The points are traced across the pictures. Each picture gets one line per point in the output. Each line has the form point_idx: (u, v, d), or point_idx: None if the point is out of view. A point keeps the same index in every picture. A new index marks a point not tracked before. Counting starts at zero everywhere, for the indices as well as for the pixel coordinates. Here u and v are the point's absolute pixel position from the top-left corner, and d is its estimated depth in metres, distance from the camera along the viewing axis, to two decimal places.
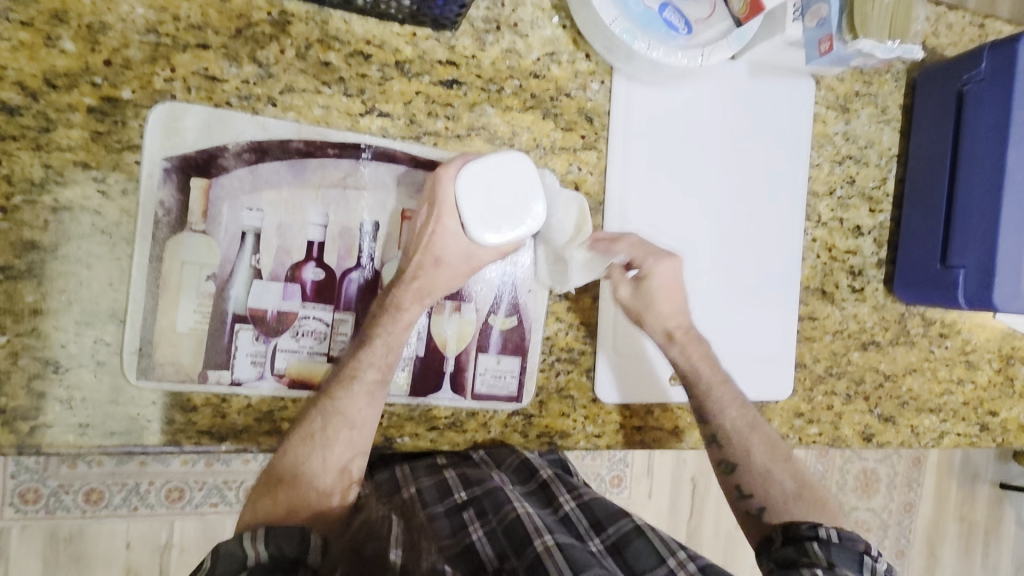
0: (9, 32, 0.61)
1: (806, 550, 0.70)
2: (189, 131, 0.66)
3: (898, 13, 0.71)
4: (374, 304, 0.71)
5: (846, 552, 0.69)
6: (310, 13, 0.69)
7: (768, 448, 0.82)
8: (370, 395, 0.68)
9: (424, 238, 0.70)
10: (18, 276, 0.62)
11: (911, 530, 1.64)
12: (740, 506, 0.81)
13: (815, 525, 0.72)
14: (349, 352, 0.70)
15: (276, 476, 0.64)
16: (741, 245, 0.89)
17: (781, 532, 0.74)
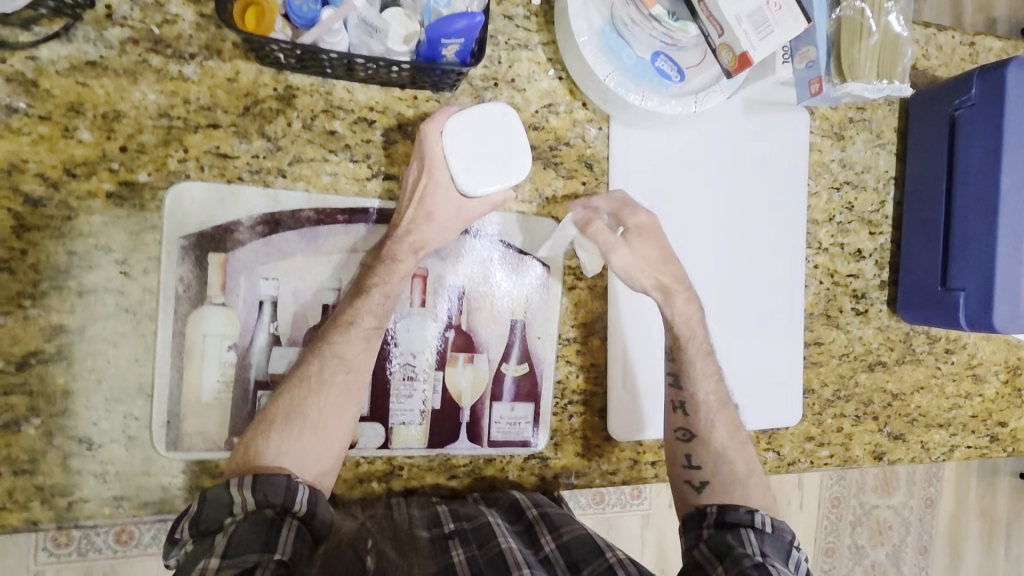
0: (29, 127, 0.63)
1: (742, 540, 0.74)
2: (204, 208, 0.68)
3: (885, 54, 0.72)
4: (370, 256, 0.73)
5: (776, 543, 0.75)
6: (314, 84, 0.71)
7: (728, 427, 0.82)
8: (365, 341, 0.70)
9: (416, 192, 0.71)
10: (50, 359, 0.65)
11: (933, 526, 1.60)
12: (683, 474, 0.82)
13: (752, 510, 0.77)
14: (346, 300, 0.71)
15: (271, 414, 0.67)
16: (745, 272, 0.90)
17: (716, 518, 0.77)
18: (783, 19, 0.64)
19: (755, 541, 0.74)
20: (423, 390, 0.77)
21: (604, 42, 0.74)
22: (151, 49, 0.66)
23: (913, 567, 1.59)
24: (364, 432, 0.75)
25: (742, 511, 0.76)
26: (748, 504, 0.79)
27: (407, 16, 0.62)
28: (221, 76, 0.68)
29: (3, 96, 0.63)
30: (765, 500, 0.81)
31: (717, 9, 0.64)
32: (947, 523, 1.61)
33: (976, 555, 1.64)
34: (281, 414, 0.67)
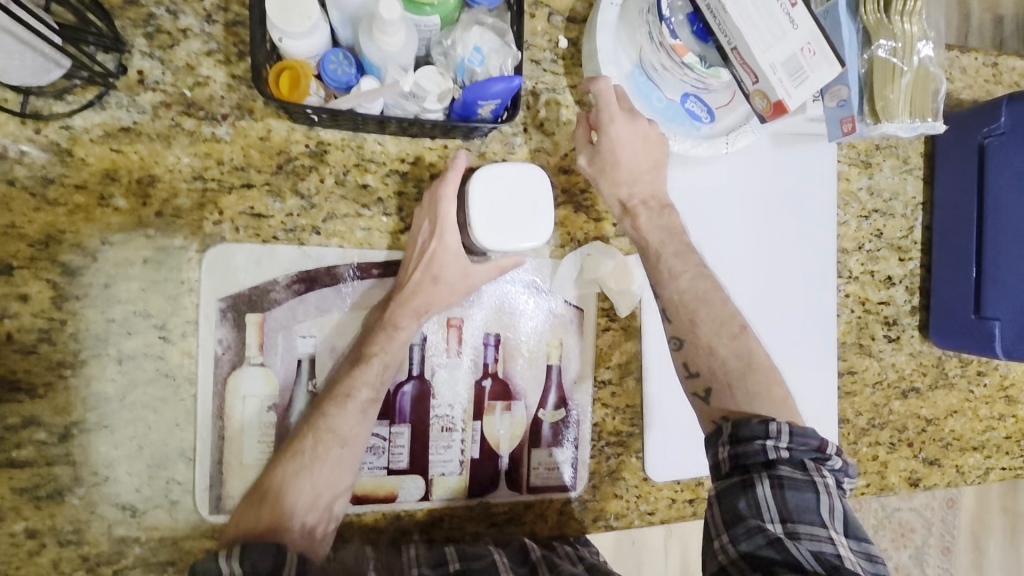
0: (64, 197, 0.63)
1: (758, 501, 0.63)
2: (240, 268, 0.68)
3: (917, 92, 0.71)
4: (374, 318, 0.71)
5: (800, 491, 0.63)
6: (345, 139, 0.71)
7: (715, 324, 0.74)
8: (362, 413, 0.67)
9: (425, 254, 0.70)
10: (91, 428, 0.65)
11: (956, 526, 1.31)
12: (688, 386, 0.75)
13: (767, 420, 0.66)
14: (344, 369, 0.69)
15: (263, 490, 0.64)
16: (783, 304, 0.90)
17: (729, 451, 0.67)
18: (817, 66, 0.63)
19: (774, 500, 0.63)
20: (461, 440, 0.76)
21: (634, 86, 0.74)
22: (183, 112, 0.66)
23: (938, 570, 1.34)
24: (404, 485, 0.75)
25: (757, 446, 0.65)
26: (759, 414, 0.68)
27: (441, 74, 0.61)
28: (253, 136, 0.68)
29: (39, 168, 0.62)
30: (781, 411, 0.69)
31: (752, 58, 0.63)
32: (970, 518, 1.32)
33: (1001, 551, 1.37)
34: (273, 490, 0.64)
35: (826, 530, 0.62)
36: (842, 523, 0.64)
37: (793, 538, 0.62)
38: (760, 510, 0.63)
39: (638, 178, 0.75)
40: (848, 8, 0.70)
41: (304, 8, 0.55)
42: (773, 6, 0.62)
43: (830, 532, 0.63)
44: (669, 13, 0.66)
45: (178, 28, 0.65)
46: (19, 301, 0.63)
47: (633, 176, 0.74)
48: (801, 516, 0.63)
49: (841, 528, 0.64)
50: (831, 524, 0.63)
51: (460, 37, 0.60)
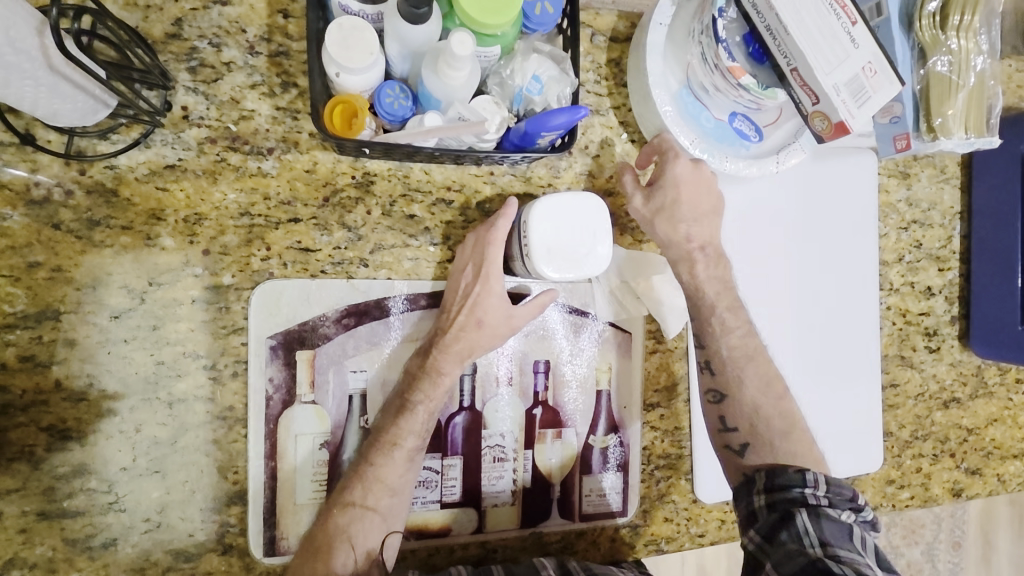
0: (111, 238, 0.61)
1: (796, 531, 0.65)
2: (290, 305, 0.66)
3: (973, 107, 0.71)
4: (415, 365, 0.68)
5: (834, 520, 0.65)
6: (391, 169, 0.69)
7: (760, 385, 0.74)
8: (410, 461, 0.66)
9: (467, 299, 0.68)
10: (143, 474, 0.63)
11: (966, 521, 1.32)
12: (720, 440, 0.75)
13: (803, 469, 0.68)
14: (387, 417, 0.67)
15: (314, 545, 0.62)
16: (834, 318, 0.89)
17: (765, 495, 0.69)
18: (878, 85, 0.63)
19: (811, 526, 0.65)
20: (513, 469, 0.75)
21: (682, 106, 0.73)
22: (229, 147, 0.64)
23: (949, 565, 1.33)
24: (458, 517, 0.73)
25: (790, 489, 0.68)
26: (797, 464, 0.70)
27: (496, 104, 0.60)
28: (299, 168, 0.66)
29: (85, 210, 0.61)
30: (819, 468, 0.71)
31: (814, 79, 0.63)
32: (978, 512, 1.32)
33: (1012, 545, 1.35)
34: (325, 545, 0.62)
35: (862, 557, 0.63)
36: (876, 554, 0.65)
37: (835, 561, 0.62)
38: (799, 535, 0.64)
39: (697, 219, 0.74)
40: (901, 23, 0.71)
41: (367, 44, 0.54)
42: (834, 25, 0.62)
43: (867, 559, 0.63)
44: (725, 35, 0.66)
45: (221, 61, 0.64)
46: (67, 347, 0.61)
47: (692, 217, 0.73)
48: (838, 543, 0.64)
49: (878, 561, 0.64)
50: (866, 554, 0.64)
51: (520, 66, 0.61)
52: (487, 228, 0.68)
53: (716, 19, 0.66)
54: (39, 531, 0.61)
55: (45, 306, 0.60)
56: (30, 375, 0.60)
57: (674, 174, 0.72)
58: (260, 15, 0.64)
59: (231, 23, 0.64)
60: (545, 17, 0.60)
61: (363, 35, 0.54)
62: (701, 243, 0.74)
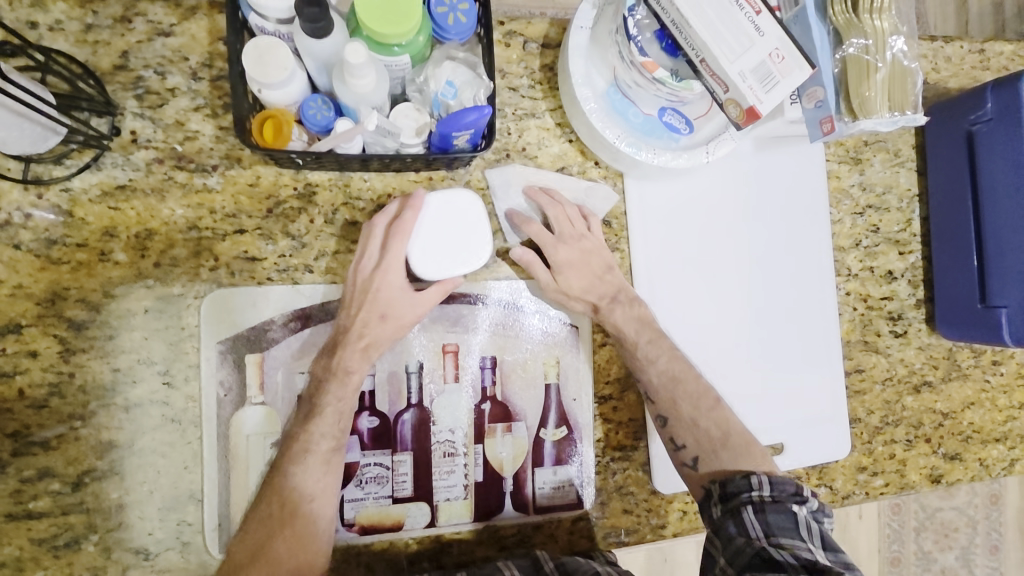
0: (67, 255, 0.66)
1: (744, 523, 0.67)
2: (237, 311, 0.70)
3: (895, 85, 0.72)
4: (320, 367, 0.70)
5: (781, 513, 0.67)
6: (332, 179, 0.73)
7: (694, 400, 0.76)
8: (327, 463, 0.67)
9: (370, 294, 0.69)
10: (103, 476, 0.67)
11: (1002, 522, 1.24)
12: (676, 459, 0.76)
13: (748, 474, 0.70)
14: (298, 427, 0.68)
15: (233, 564, 0.63)
16: (789, 303, 0.89)
17: (719, 507, 0.70)
18: (787, 70, 0.65)
19: (756, 519, 0.67)
20: (464, 464, 0.76)
21: (609, 104, 0.76)
22: (175, 166, 0.69)
23: (988, 571, 1.25)
24: (410, 512, 0.75)
25: (738, 491, 0.70)
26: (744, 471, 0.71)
27: (417, 109, 0.65)
28: (243, 183, 0.71)
29: (43, 230, 0.66)
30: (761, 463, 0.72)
31: (720, 69, 0.65)
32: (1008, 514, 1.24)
33: None
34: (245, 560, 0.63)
35: (805, 542, 0.65)
36: (820, 537, 0.65)
37: (778, 549, 0.64)
38: (746, 527, 0.66)
39: (598, 281, 0.77)
40: (817, 11, 0.73)
41: (281, 60, 0.58)
42: (737, 16, 0.64)
43: (810, 545, 0.64)
44: (636, 31, 0.69)
45: (166, 87, 0.69)
46: (29, 358, 0.66)
47: (588, 280, 0.77)
48: (782, 533, 0.65)
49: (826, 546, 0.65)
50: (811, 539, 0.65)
51: (432, 73, 0.65)
52: (397, 221, 0.68)
53: (626, 18, 0.69)
54: (7, 531, 0.65)
55: (8, 320, 0.65)
56: None
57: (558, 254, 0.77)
58: (201, 43, 0.69)
59: (174, 52, 0.69)
60: (458, 27, 0.64)
61: (276, 53, 0.58)
62: (610, 295, 0.77)
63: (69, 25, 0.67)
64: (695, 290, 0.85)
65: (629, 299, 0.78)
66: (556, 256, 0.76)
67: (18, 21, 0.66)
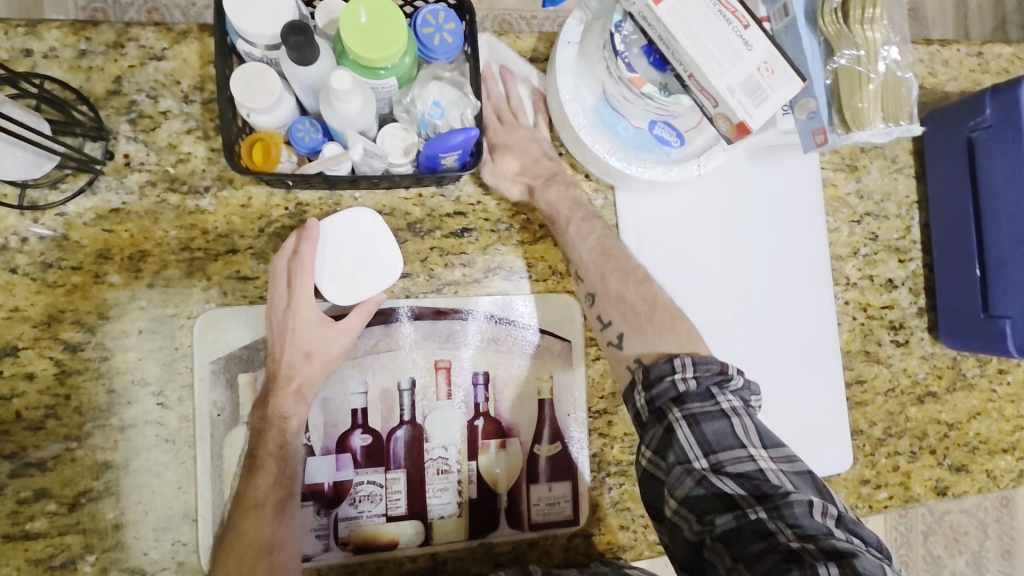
0: (63, 278, 0.67)
1: (681, 445, 0.63)
2: (230, 330, 0.71)
3: (888, 96, 0.72)
4: (257, 418, 0.69)
5: (716, 422, 0.63)
6: (322, 198, 0.73)
7: (621, 275, 0.75)
8: (281, 513, 0.67)
9: (286, 336, 0.69)
10: (99, 496, 0.68)
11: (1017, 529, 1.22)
12: (603, 339, 0.75)
13: (671, 357, 0.68)
14: (244, 481, 0.68)
15: None
16: (787, 312, 0.88)
17: (648, 404, 0.68)
18: (777, 83, 0.65)
19: (694, 438, 0.63)
20: (457, 481, 0.76)
21: (598, 118, 0.76)
22: (168, 188, 0.70)
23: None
24: (404, 530, 0.75)
25: (666, 386, 0.67)
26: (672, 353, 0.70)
27: (405, 130, 0.65)
28: (234, 203, 0.71)
29: (39, 254, 0.67)
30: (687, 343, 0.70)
31: (709, 84, 0.65)
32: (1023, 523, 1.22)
33: None
34: None
35: (745, 450, 0.62)
36: (759, 436, 0.64)
37: (718, 468, 0.62)
38: (684, 452, 0.63)
39: (535, 163, 0.78)
40: (807, 21, 0.72)
41: (268, 85, 0.60)
42: (725, 30, 0.65)
43: (751, 450, 0.63)
44: (623, 47, 0.69)
45: (158, 111, 0.70)
46: (26, 380, 0.66)
47: (522, 162, 0.78)
48: (720, 444, 0.63)
49: (762, 442, 0.64)
50: (750, 442, 0.63)
51: (419, 94, 0.66)
52: (297, 256, 0.68)
53: (613, 34, 0.69)
54: (5, 552, 0.66)
55: (5, 343, 0.66)
56: None
57: (499, 140, 0.77)
58: (193, 67, 0.70)
59: (166, 76, 0.70)
60: (445, 46, 0.64)
61: (263, 79, 0.59)
62: (544, 176, 0.78)
63: (63, 52, 0.68)
64: (691, 299, 0.85)
65: (564, 180, 0.78)
66: (496, 139, 0.77)
67: (14, 49, 0.67)
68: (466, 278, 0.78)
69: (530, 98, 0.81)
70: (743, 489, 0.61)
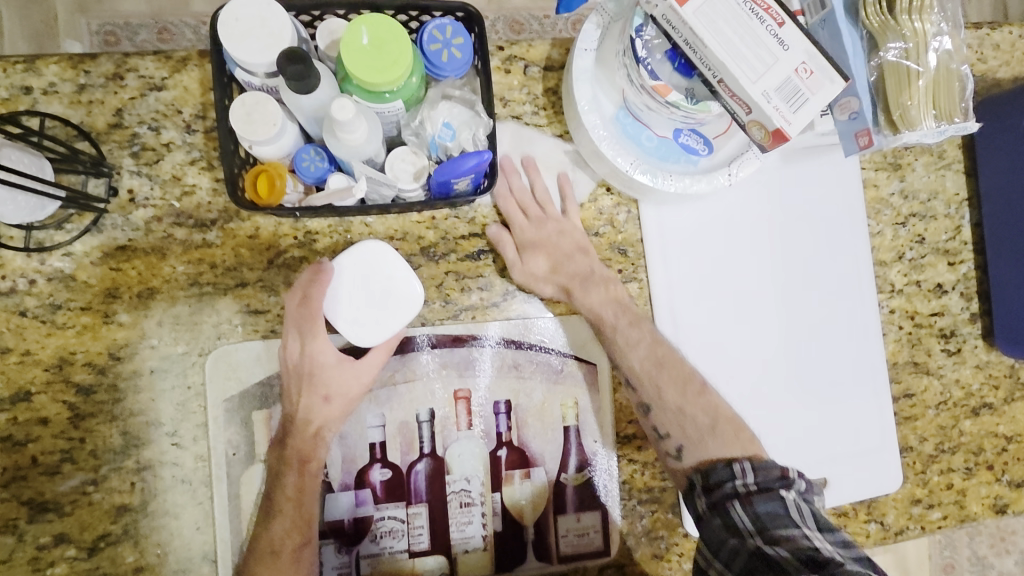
0: (72, 319, 0.66)
1: (734, 524, 0.62)
2: (243, 366, 0.68)
3: (941, 91, 0.66)
4: (274, 459, 0.68)
5: (772, 502, 0.62)
6: (332, 225, 0.70)
7: (681, 388, 0.71)
8: (297, 561, 0.66)
9: (304, 378, 0.68)
10: (118, 540, 0.66)
11: None
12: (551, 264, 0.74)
13: (730, 462, 0.66)
14: (259, 528, 0.67)
15: None
16: (827, 325, 0.83)
17: (704, 501, 0.66)
18: (816, 85, 0.60)
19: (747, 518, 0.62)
20: (481, 513, 0.73)
21: (619, 129, 0.71)
22: (174, 223, 0.68)
23: None
24: (428, 566, 0.72)
25: (726, 491, 0.65)
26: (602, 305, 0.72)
27: (414, 153, 0.62)
28: (242, 235, 0.69)
29: (47, 296, 0.66)
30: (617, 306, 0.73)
31: (741, 90, 0.60)
32: None
33: None
34: None
35: (800, 529, 0.60)
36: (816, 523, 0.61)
37: (773, 546, 0.59)
38: (738, 527, 0.62)
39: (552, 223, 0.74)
40: (847, 14, 0.67)
41: (268, 115, 0.57)
42: (757, 30, 0.59)
43: (806, 530, 0.60)
44: (645, 53, 0.64)
45: (161, 142, 0.67)
46: (40, 425, 0.65)
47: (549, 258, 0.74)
48: (775, 523, 0.61)
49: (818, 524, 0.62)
50: (806, 523, 0.61)
51: (429, 116, 0.63)
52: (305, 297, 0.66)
53: (633, 40, 0.64)
54: None
55: (18, 388, 0.65)
56: (9, 454, 0.65)
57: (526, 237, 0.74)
58: (194, 95, 0.68)
59: (167, 106, 0.67)
60: (454, 63, 0.61)
61: (264, 109, 0.57)
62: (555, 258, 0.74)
63: (62, 87, 0.66)
64: (723, 315, 0.80)
65: (602, 279, 0.74)
66: (523, 237, 0.74)
67: (14, 86, 0.65)
68: (484, 302, 0.75)
69: (558, 188, 0.77)
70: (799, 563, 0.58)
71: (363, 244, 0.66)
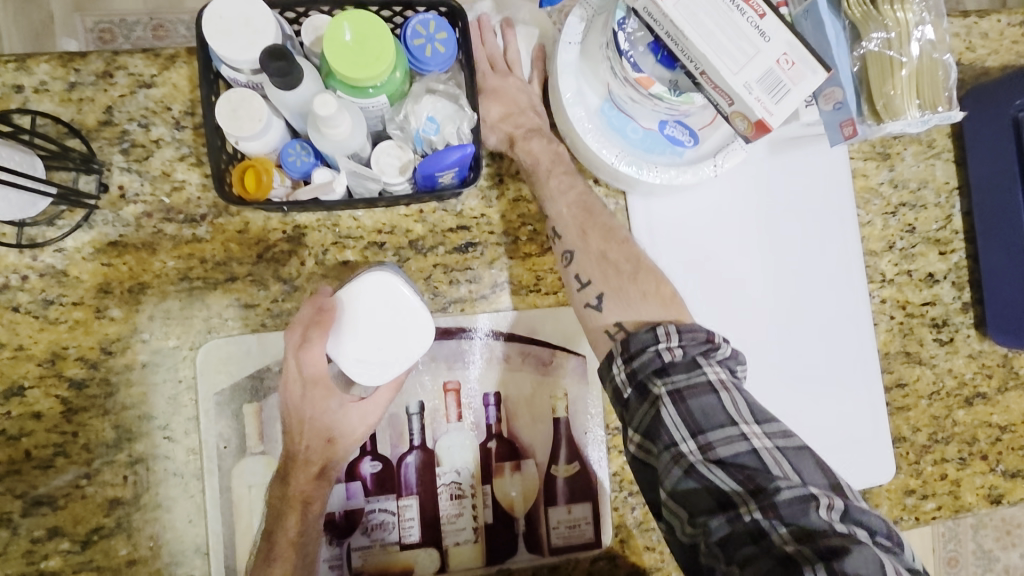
0: (65, 314, 0.67)
1: (667, 424, 0.59)
2: (233, 360, 0.69)
3: (924, 80, 0.66)
4: (276, 493, 0.67)
5: (705, 397, 0.59)
6: (321, 219, 0.71)
7: (604, 235, 0.71)
8: None
9: (305, 416, 0.66)
10: (111, 533, 0.67)
11: None
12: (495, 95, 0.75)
13: (654, 327, 0.64)
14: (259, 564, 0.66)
15: None
16: (817, 314, 0.83)
17: (628, 373, 0.63)
18: (798, 76, 0.60)
19: (680, 416, 0.59)
20: (472, 505, 0.73)
21: (605, 121, 0.72)
22: (164, 218, 0.68)
23: None
24: (419, 558, 0.73)
25: (650, 357, 0.62)
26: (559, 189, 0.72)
27: (400, 147, 0.63)
28: (232, 230, 0.69)
29: (40, 291, 0.66)
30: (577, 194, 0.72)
31: (723, 81, 0.61)
32: None
33: None
34: None
35: (736, 428, 0.58)
36: (750, 411, 0.59)
37: (706, 452, 0.57)
38: (670, 434, 0.59)
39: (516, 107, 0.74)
40: (830, 6, 0.67)
41: (254, 112, 0.58)
42: (738, 21, 0.60)
43: (742, 428, 0.58)
44: (628, 46, 0.64)
45: (151, 139, 0.68)
46: (34, 420, 0.66)
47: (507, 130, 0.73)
48: (708, 422, 0.58)
49: (750, 410, 0.60)
50: (742, 419, 0.59)
51: (413, 110, 0.63)
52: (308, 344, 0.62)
53: (616, 32, 0.64)
54: None
55: (11, 383, 0.66)
56: (3, 448, 0.66)
57: (489, 87, 0.74)
58: (183, 92, 0.69)
59: (156, 103, 0.68)
60: (438, 58, 0.61)
61: (249, 105, 0.57)
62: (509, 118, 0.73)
63: (53, 85, 0.67)
64: (711, 305, 0.80)
65: (548, 135, 0.74)
66: (484, 83, 0.74)
67: (5, 85, 0.66)
68: (473, 295, 0.75)
69: (530, 55, 0.77)
70: (737, 479, 0.56)
71: (372, 275, 0.62)
